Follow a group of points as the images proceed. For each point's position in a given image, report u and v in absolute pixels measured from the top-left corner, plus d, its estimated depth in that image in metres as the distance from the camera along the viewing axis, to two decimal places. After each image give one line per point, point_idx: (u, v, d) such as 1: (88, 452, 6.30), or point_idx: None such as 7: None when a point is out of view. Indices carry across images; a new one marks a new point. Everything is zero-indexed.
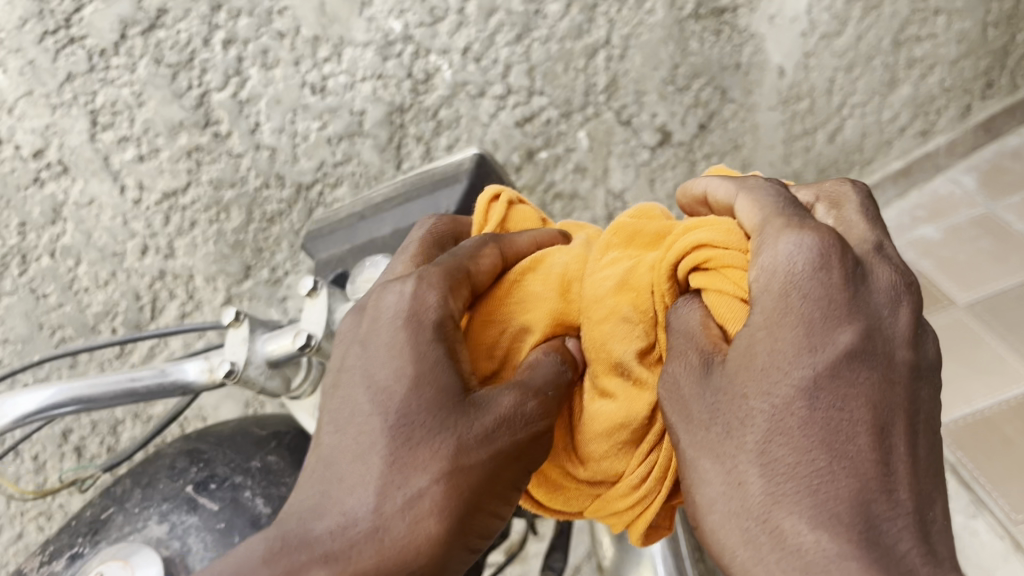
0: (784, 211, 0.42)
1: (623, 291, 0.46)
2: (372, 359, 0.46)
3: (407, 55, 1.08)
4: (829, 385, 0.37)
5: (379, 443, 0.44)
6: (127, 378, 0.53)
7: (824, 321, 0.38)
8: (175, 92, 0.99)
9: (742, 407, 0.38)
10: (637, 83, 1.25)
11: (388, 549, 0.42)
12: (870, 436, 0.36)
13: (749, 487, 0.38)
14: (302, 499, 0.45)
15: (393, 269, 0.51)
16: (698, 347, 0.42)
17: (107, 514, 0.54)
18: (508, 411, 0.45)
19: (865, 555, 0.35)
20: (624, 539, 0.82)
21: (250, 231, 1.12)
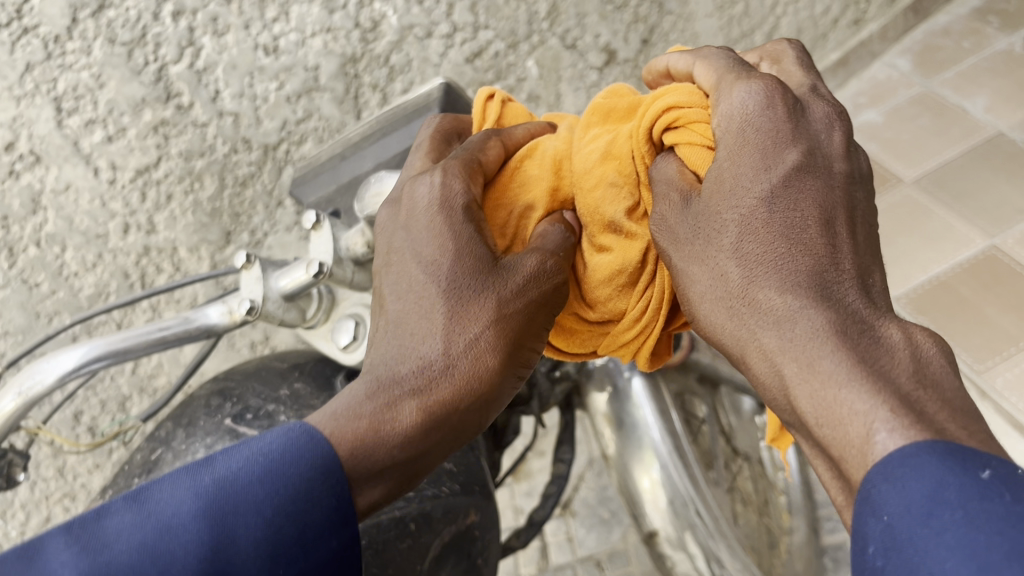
0: (734, 70, 0.45)
1: (608, 160, 0.48)
2: (418, 239, 0.48)
3: (353, 6, 1.11)
4: (781, 194, 0.40)
5: (436, 305, 0.45)
6: (157, 328, 0.57)
7: (773, 143, 0.41)
8: (134, 69, 1.00)
9: (712, 220, 0.41)
10: (577, 7, 1.30)
11: (461, 381, 0.44)
12: (821, 223, 0.39)
13: (726, 277, 0.40)
14: (376, 359, 0.45)
15: (411, 167, 0.53)
16: (677, 188, 0.44)
17: (156, 454, 0.59)
18: (535, 270, 0.47)
19: (821, 306, 0.36)
20: (624, 429, 0.88)
21: (226, 197, 1.17)
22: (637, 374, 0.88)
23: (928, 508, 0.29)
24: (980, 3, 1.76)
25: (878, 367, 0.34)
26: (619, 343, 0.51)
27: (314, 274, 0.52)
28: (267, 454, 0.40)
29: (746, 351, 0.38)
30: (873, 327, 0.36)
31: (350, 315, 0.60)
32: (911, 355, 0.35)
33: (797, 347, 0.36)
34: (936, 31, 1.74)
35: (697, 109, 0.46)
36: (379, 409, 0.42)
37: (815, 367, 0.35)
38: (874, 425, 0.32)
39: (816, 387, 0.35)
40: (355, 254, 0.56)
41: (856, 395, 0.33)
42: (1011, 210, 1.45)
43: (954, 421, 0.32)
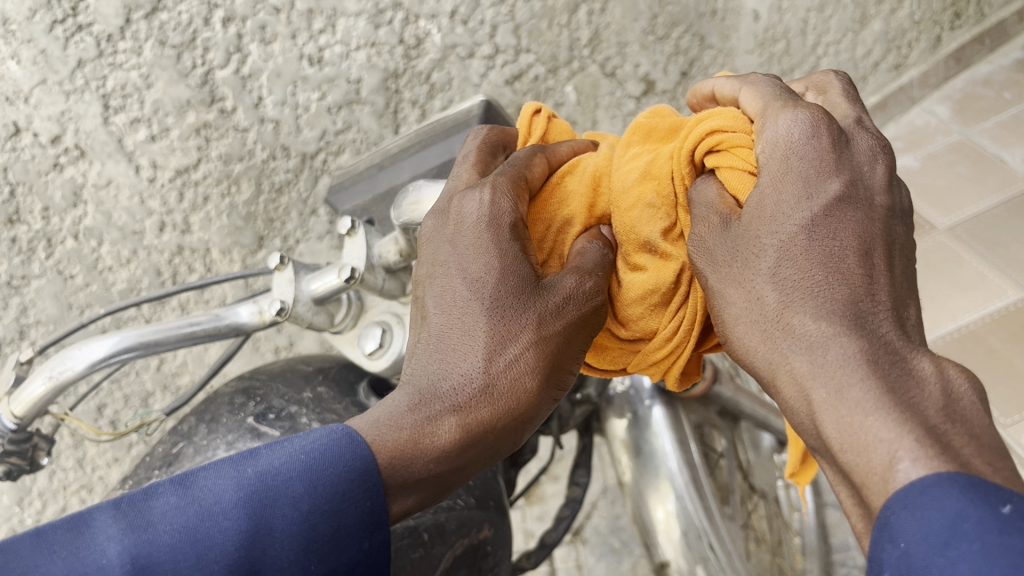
0: (781, 97, 0.46)
1: (646, 179, 0.48)
2: (465, 254, 0.47)
3: (398, 22, 1.13)
4: (823, 223, 0.39)
5: (479, 321, 0.44)
6: (187, 323, 0.58)
7: (816, 172, 0.41)
8: (181, 71, 1.03)
9: (754, 244, 0.41)
10: (618, 35, 1.33)
11: (500, 401, 0.43)
12: (860, 254, 0.39)
13: (765, 301, 0.40)
14: (416, 370, 0.44)
15: (456, 178, 0.52)
16: (716, 212, 0.44)
17: (177, 448, 0.59)
18: (574, 290, 0.46)
19: (857, 335, 0.36)
20: (640, 455, 0.87)
21: (261, 202, 1.18)
22: (658, 404, 0.88)
23: (946, 539, 0.29)
24: None
25: (909, 398, 0.34)
26: (648, 361, 0.51)
27: (345, 278, 0.53)
28: (307, 452, 0.39)
29: (785, 377, 0.38)
30: (909, 358, 0.36)
31: (377, 322, 0.61)
32: (940, 388, 0.34)
33: (829, 373, 0.36)
34: (977, 81, 1.74)
35: (741, 134, 0.46)
36: (419, 421, 0.41)
37: (844, 394, 0.35)
38: (898, 454, 0.32)
39: (847, 413, 0.34)
40: (387, 261, 0.56)
41: (882, 423, 0.33)
42: None
43: (981, 456, 0.32)
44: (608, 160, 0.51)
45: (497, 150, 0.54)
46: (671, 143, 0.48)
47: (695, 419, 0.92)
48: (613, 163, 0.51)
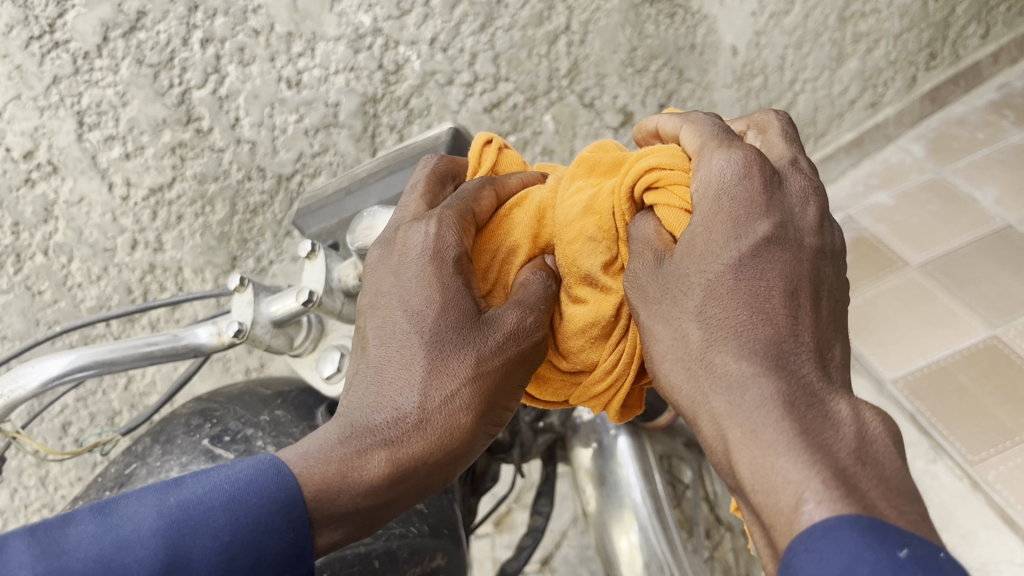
0: (719, 136, 0.46)
1: (588, 214, 0.49)
2: (408, 286, 0.47)
3: (377, 48, 1.15)
4: (749, 263, 0.40)
5: (417, 355, 0.45)
6: (144, 343, 0.57)
7: (747, 213, 0.41)
8: (158, 90, 1.03)
9: (682, 281, 0.41)
10: (597, 66, 1.34)
11: (433, 436, 0.43)
12: (785, 295, 0.39)
13: (689, 338, 0.40)
14: (353, 401, 0.45)
15: (405, 208, 0.52)
16: (651, 248, 0.44)
17: (131, 469, 0.59)
18: (515, 327, 0.46)
19: (775, 378, 0.37)
20: (605, 484, 0.87)
21: (235, 223, 1.17)
22: (623, 434, 0.88)
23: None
24: (997, 96, 1.79)
25: (818, 444, 0.35)
26: (589, 393, 0.51)
27: (302, 301, 0.53)
28: (233, 482, 0.40)
29: (704, 415, 0.39)
30: (823, 403, 0.36)
31: (336, 346, 0.60)
32: (855, 432, 0.35)
33: (743, 414, 0.37)
34: (952, 121, 1.77)
35: (679, 172, 0.47)
36: (348, 455, 0.42)
37: (757, 436, 0.36)
38: (804, 495, 0.33)
39: (758, 456, 0.35)
40: (347, 286, 0.56)
41: (792, 463, 0.34)
42: (1014, 302, 1.45)
43: (886, 499, 0.33)
44: (552, 193, 0.52)
45: (445, 181, 0.55)
46: (612, 180, 0.49)
47: (660, 450, 0.92)
48: (557, 196, 0.51)
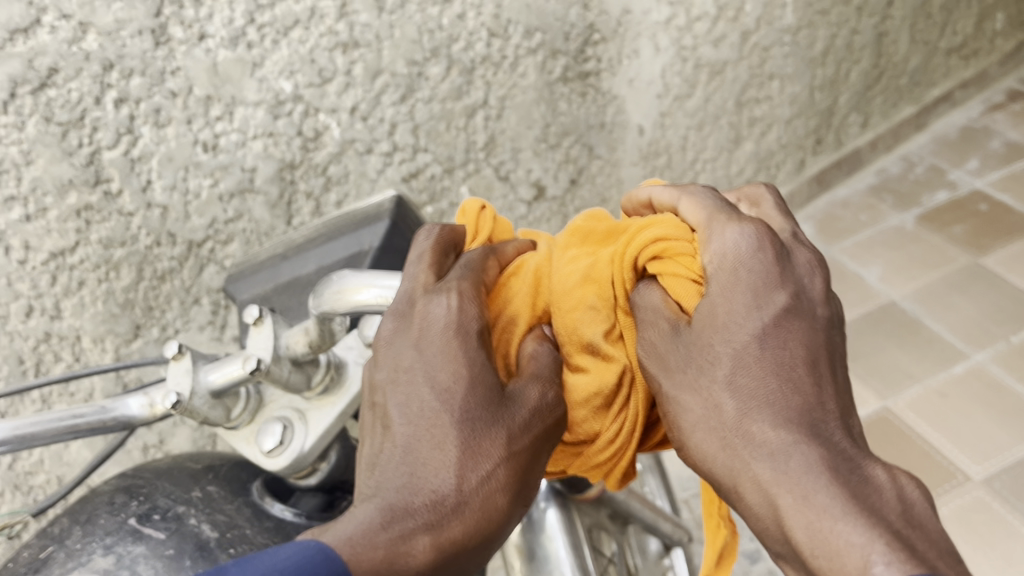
0: (723, 208, 0.48)
1: (587, 283, 0.49)
2: (431, 362, 0.46)
3: (297, 114, 1.14)
4: (773, 333, 0.42)
5: (451, 433, 0.43)
6: (70, 415, 0.54)
7: (764, 285, 0.43)
8: (66, 150, 0.99)
9: (707, 351, 0.43)
10: (513, 141, 1.38)
11: (472, 516, 0.42)
12: (807, 364, 0.41)
13: (723, 408, 0.41)
14: (383, 481, 0.43)
15: (413, 280, 0.50)
16: (664, 317, 0.46)
17: (46, 553, 0.54)
18: (537, 404, 0.47)
19: (815, 442, 0.38)
20: (534, 559, 0.85)
21: (141, 289, 1.12)
22: (553, 506, 0.86)
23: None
24: (875, 181, 1.93)
25: (869, 504, 0.36)
26: (591, 463, 0.50)
27: (249, 369, 0.51)
28: (282, 567, 0.37)
29: (749, 484, 0.39)
30: (862, 463, 0.38)
31: (278, 417, 0.58)
32: (896, 496, 0.37)
33: (792, 480, 0.37)
34: (836, 203, 1.90)
35: (684, 243, 0.48)
36: (393, 540, 0.40)
37: (810, 500, 0.36)
38: (871, 557, 0.33)
39: (814, 521, 0.36)
40: (294, 353, 0.54)
41: (851, 528, 0.35)
42: (902, 374, 1.53)
43: (943, 557, 0.34)
44: (547, 257, 0.52)
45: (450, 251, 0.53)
46: (610, 248, 0.50)
47: (587, 521, 0.92)
48: (551, 261, 0.52)
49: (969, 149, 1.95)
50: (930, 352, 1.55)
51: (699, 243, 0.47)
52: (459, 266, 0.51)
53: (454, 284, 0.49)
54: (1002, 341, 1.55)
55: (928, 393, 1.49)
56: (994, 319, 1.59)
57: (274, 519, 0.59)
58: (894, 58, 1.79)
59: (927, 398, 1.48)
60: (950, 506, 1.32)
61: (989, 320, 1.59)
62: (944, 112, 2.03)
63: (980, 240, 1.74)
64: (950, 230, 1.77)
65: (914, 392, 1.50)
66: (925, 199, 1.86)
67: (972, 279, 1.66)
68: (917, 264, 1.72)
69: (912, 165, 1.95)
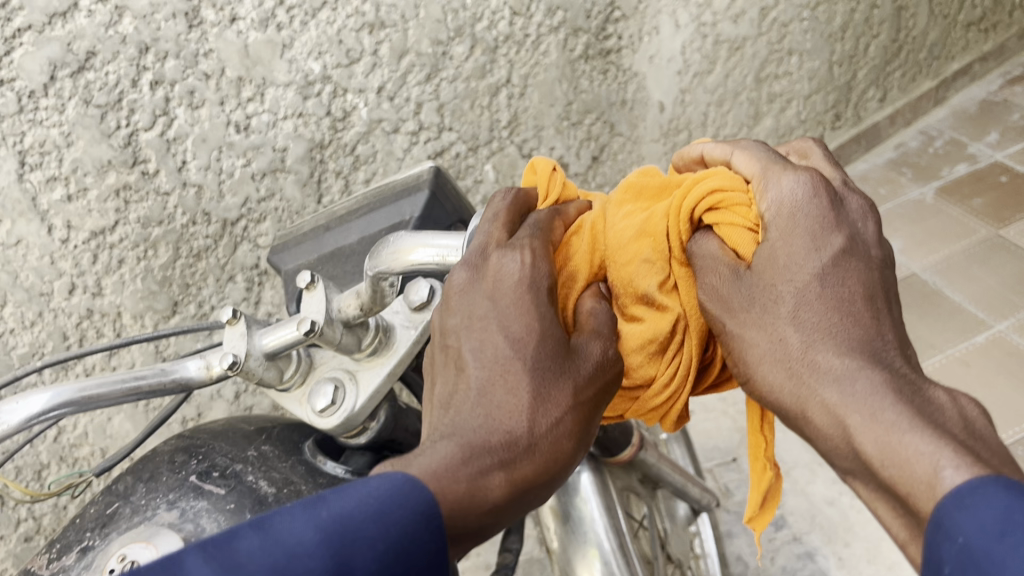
0: (776, 160, 0.50)
1: (643, 237, 0.51)
2: (505, 312, 0.48)
3: (326, 94, 1.16)
4: (834, 272, 0.44)
5: (524, 378, 0.45)
6: (131, 377, 0.57)
7: (823, 227, 0.45)
8: (104, 131, 1.01)
9: (772, 292, 0.45)
10: (536, 119, 1.39)
11: (543, 456, 0.45)
12: (866, 300, 0.43)
13: (789, 342, 0.44)
14: (459, 421, 0.45)
15: (486, 236, 0.52)
16: (724, 263, 0.48)
17: (113, 508, 0.57)
18: (601, 357, 0.48)
19: (879, 369, 0.41)
20: (569, 521, 0.88)
21: (178, 267, 1.15)
22: (586, 470, 0.89)
23: (1000, 530, 0.31)
24: (895, 155, 1.94)
25: (935, 419, 0.38)
26: (647, 407, 0.52)
27: (304, 331, 0.54)
28: (373, 497, 0.39)
29: (815, 411, 0.42)
30: (923, 388, 0.40)
31: (329, 378, 0.60)
32: (957, 413, 0.39)
33: (860, 401, 0.40)
34: (856, 177, 1.90)
35: (739, 194, 0.50)
36: (473, 475, 0.42)
37: (878, 417, 0.39)
38: (940, 463, 0.36)
39: (883, 436, 0.39)
40: (347, 316, 0.56)
41: (920, 438, 0.37)
42: (925, 344, 1.54)
43: (1003, 465, 0.37)
44: (602, 212, 0.53)
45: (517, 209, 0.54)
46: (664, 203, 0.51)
47: (619, 485, 0.94)
48: (607, 216, 0.53)
49: (989, 122, 1.95)
50: (951, 322, 1.57)
51: (754, 195, 0.49)
52: (526, 227, 0.53)
53: (525, 242, 0.51)
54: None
55: (950, 363, 1.50)
56: (1015, 289, 1.60)
57: (327, 476, 0.61)
58: (913, 32, 1.79)
59: (949, 367, 1.50)
60: None
61: (1010, 289, 1.60)
62: (964, 86, 2.03)
63: (1000, 211, 1.75)
64: (970, 203, 1.78)
65: (937, 361, 1.51)
66: (945, 172, 1.87)
67: (992, 250, 1.67)
68: (937, 237, 1.73)
69: (931, 139, 1.95)
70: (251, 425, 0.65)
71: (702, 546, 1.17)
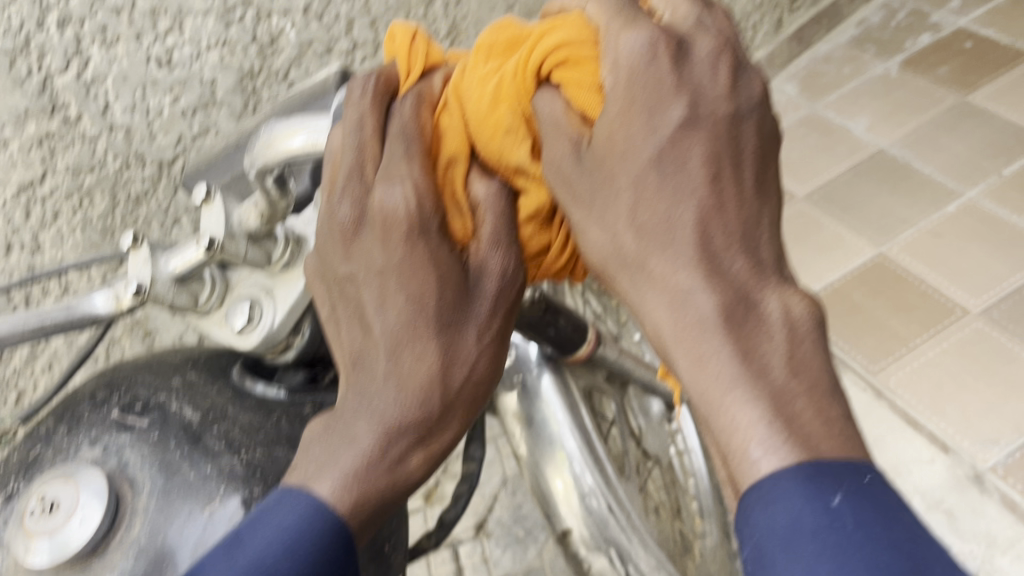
0: (623, 8, 0.44)
1: (499, 104, 0.46)
2: (398, 266, 0.44)
3: (250, 20, 1.11)
4: (671, 155, 0.41)
5: (424, 345, 0.44)
6: (35, 314, 0.54)
7: (658, 101, 0.41)
8: (16, 79, 0.96)
9: (609, 186, 0.42)
10: (476, 26, 1.36)
11: (457, 415, 0.46)
12: (708, 184, 0.40)
13: (625, 244, 0.41)
14: (366, 400, 0.44)
15: (357, 146, 0.46)
16: (566, 137, 0.44)
17: (35, 452, 0.55)
18: (499, 288, 0.46)
19: (714, 283, 0.39)
20: (532, 424, 0.87)
21: (118, 215, 1.12)
22: (546, 372, 0.87)
23: (788, 536, 0.33)
24: (857, 32, 1.88)
25: (758, 360, 0.37)
26: (547, 271, 0.51)
27: (202, 248, 0.51)
28: (285, 528, 0.42)
29: (652, 324, 0.41)
30: (755, 299, 0.39)
31: (245, 296, 0.58)
32: (785, 330, 0.38)
33: (688, 335, 0.39)
34: (818, 59, 1.86)
35: (588, 47, 0.44)
36: (387, 464, 0.43)
37: (704, 360, 0.38)
38: (750, 441, 0.35)
39: (705, 385, 0.37)
40: (249, 227, 0.54)
41: (741, 401, 0.36)
42: (896, 220, 1.51)
43: (816, 412, 0.35)
44: (460, 77, 0.48)
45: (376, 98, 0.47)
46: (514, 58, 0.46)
47: (582, 385, 0.92)
48: (465, 81, 0.47)
49: None
50: (922, 194, 1.54)
51: (600, 47, 0.43)
52: (396, 134, 0.46)
53: (406, 171, 0.45)
54: (994, 175, 1.53)
55: (923, 236, 1.48)
56: (985, 155, 1.57)
57: (256, 397, 0.59)
58: None
59: (922, 240, 1.47)
60: (949, 341, 1.33)
61: (979, 155, 1.57)
62: None
63: (966, 78, 1.70)
64: (936, 72, 1.73)
65: (910, 236, 1.49)
66: (909, 44, 1.81)
67: (960, 118, 1.63)
68: (905, 110, 1.69)
69: (894, 12, 1.89)
70: (176, 356, 0.63)
71: None
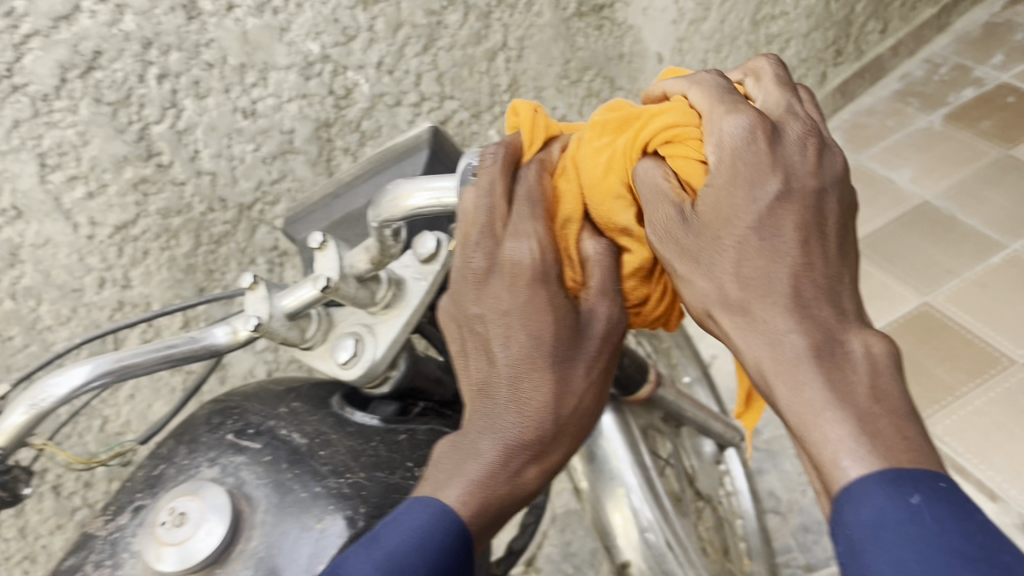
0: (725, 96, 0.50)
1: (611, 171, 0.52)
2: (521, 308, 0.50)
3: (327, 74, 1.19)
4: (768, 221, 0.44)
5: (542, 375, 0.50)
6: (164, 346, 0.60)
7: (757, 173, 0.45)
8: (118, 128, 1.04)
9: (711, 241, 0.46)
10: (535, 80, 1.43)
11: (566, 437, 0.52)
12: (800, 242, 0.44)
13: (726, 291, 0.45)
14: (490, 421, 0.51)
15: (490, 196, 0.51)
16: (669, 201, 0.48)
17: (159, 469, 0.61)
18: (605, 330, 0.52)
19: (805, 325, 0.42)
20: (594, 460, 0.91)
21: (201, 254, 1.19)
22: (608, 410, 0.92)
23: (873, 532, 0.37)
24: (900, 86, 1.93)
25: (845, 389, 0.40)
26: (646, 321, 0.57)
27: (319, 289, 0.57)
28: (417, 529, 0.48)
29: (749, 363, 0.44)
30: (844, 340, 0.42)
31: (350, 334, 0.63)
32: (870, 370, 0.41)
33: (783, 369, 0.42)
34: (861, 111, 1.91)
35: (692, 128, 0.50)
36: (507, 477, 0.51)
37: (800, 389, 0.41)
38: (839, 454, 0.39)
39: (801, 409, 0.41)
40: (359, 271, 0.59)
41: (831, 422, 0.40)
42: (940, 270, 1.55)
43: (899, 440, 0.39)
44: (576, 147, 0.54)
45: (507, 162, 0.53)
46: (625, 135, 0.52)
47: (640, 423, 0.97)
48: (580, 152, 0.54)
49: (992, 44, 1.94)
50: (966, 245, 1.57)
51: (704, 128, 0.49)
52: (522, 197, 0.52)
53: (531, 230, 0.51)
54: None
55: (967, 286, 1.51)
56: None
57: (355, 425, 0.64)
58: None
59: (966, 290, 1.50)
60: (995, 390, 1.35)
61: None
62: (965, 10, 2.01)
63: (1009, 132, 1.74)
64: (979, 126, 1.77)
65: (954, 286, 1.52)
66: (951, 98, 1.86)
67: (1003, 171, 1.67)
68: (948, 162, 1.73)
69: (936, 67, 1.94)
70: (278, 386, 0.69)
71: (733, 482, 1.21)
